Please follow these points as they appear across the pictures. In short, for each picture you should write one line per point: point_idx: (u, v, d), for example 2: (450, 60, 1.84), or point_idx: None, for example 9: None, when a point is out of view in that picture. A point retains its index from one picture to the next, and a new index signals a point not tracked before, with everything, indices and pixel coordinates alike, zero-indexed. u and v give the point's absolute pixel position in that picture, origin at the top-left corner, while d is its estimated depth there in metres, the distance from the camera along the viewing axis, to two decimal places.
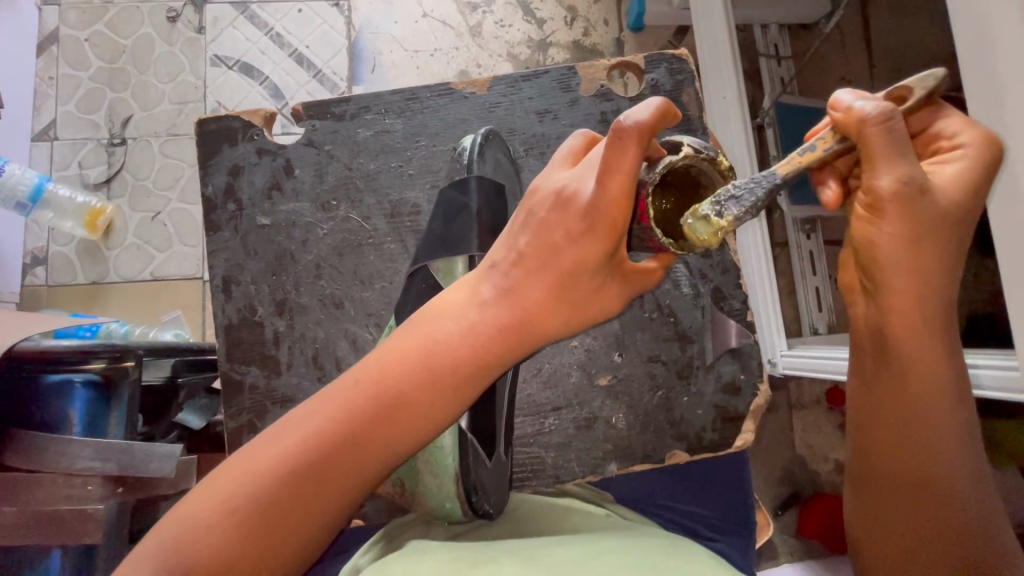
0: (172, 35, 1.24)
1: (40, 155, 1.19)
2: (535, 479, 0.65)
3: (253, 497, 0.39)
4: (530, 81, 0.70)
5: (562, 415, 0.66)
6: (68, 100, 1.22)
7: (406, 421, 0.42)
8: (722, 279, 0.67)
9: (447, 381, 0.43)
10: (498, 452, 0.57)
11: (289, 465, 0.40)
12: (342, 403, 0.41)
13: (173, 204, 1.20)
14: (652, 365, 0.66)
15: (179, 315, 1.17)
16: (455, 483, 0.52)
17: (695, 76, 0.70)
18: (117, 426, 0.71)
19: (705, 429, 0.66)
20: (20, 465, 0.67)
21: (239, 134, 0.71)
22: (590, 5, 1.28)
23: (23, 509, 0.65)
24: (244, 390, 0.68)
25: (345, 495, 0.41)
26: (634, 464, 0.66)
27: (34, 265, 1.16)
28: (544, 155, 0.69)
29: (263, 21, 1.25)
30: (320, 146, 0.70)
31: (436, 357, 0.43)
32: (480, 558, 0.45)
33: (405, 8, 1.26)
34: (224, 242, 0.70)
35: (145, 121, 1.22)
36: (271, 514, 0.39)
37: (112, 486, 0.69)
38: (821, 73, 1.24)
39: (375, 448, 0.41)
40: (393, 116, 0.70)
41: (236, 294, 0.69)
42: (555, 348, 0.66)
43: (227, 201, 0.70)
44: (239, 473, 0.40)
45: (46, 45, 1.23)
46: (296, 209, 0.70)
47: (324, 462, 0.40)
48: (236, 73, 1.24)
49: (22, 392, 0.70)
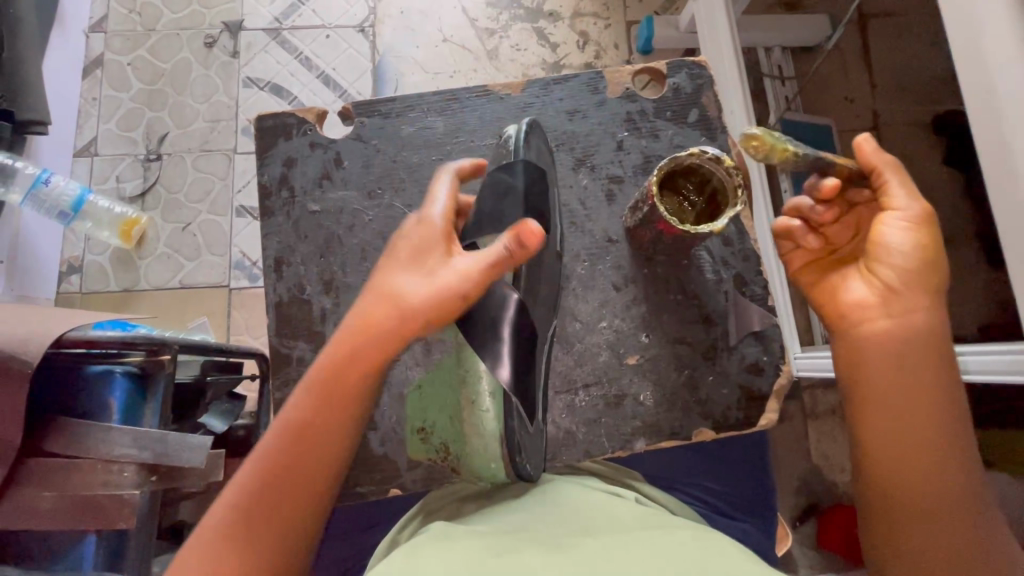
0: (208, 58, 1.32)
1: (81, 170, 1.26)
2: (564, 453, 0.65)
3: (212, 558, 0.42)
4: (560, 83, 0.72)
5: (592, 391, 0.66)
6: (110, 119, 1.29)
7: (320, 435, 0.46)
8: (743, 266, 0.68)
9: (351, 381, 0.47)
10: (538, 419, 0.58)
11: (235, 509, 0.44)
12: (274, 437, 0.46)
13: (203, 215, 1.26)
14: (679, 346, 0.66)
15: (204, 321, 1.21)
16: (500, 444, 0.57)
17: (713, 82, 0.72)
18: (152, 416, 0.73)
19: (731, 408, 0.66)
20: (60, 451, 0.70)
21: (293, 129, 0.73)
22: (602, 31, 1.35)
23: (65, 494, 0.68)
24: (292, 362, 0.69)
25: (292, 511, 0.44)
26: (662, 441, 0.66)
27: (70, 272, 1.22)
28: (573, 151, 0.70)
29: (293, 46, 1.34)
30: (367, 141, 0.72)
31: (327, 368, 0.47)
32: (506, 547, 0.46)
33: (427, 33, 1.34)
34: (277, 226, 0.71)
35: (180, 138, 1.29)
36: (244, 547, 0.43)
37: (145, 474, 0.71)
38: (826, 90, 1.29)
39: (303, 460, 0.45)
40: (434, 115, 0.72)
41: (287, 274, 0.70)
42: (585, 327, 0.67)
43: (282, 189, 0.72)
44: (198, 536, 0.43)
45: (92, 68, 1.31)
46: (344, 197, 0.71)
47: (279, 484, 0.45)
48: (266, 93, 1.31)
49: (65, 381, 0.73)
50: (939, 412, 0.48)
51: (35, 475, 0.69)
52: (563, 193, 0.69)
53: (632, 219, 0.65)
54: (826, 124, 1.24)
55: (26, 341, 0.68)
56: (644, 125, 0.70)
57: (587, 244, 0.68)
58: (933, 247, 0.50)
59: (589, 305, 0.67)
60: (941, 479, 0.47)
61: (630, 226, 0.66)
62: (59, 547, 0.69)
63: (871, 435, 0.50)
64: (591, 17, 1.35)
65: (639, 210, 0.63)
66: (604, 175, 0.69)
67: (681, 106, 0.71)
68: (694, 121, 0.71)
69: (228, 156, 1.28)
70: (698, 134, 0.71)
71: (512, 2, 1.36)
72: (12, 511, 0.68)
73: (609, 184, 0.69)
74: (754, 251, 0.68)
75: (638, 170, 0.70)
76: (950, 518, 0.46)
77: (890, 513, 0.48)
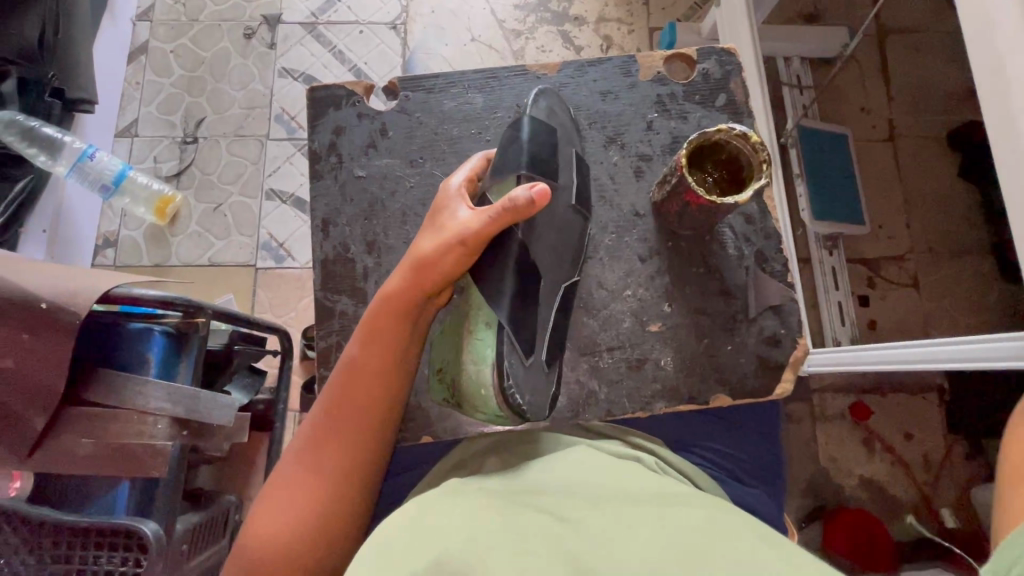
0: (245, 49, 1.38)
1: (121, 150, 1.32)
2: (586, 411, 0.68)
3: (303, 463, 0.56)
4: (595, 66, 0.75)
5: (615, 354, 0.69)
6: (151, 103, 1.35)
7: (369, 365, 0.58)
8: (764, 244, 0.70)
9: (388, 327, 0.59)
10: (537, 355, 0.59)
11: (314, 428, 0.58)
12: (336, 379, 0.60)
13: (233, 197, 1.31)
14: (698, 317, 0.69)
15: (231, 298, 1.25)
16: (493, 370, 0.56)
17: (741, 69, 0.75)
18: (186, 373, 0.78)
19: (749, 376, 0.68)
20: (100, 400, 0.74)
21: (343, 100, 0.77)
22: (624, 36, 1.39)
23: (99, 442, 0.72)
24: (335, 315, 0.73)
25: (354, 425, 0.58)
26: (680, 406, 0.68)
27: (105, 247, 1.27)
28: (606, 130, 0.73)
29: (327, 40, 1.39)
30: (412, 113, 0.76)
31: (370, 316, 0.60)
32: (520, 506, 0.48)
33: (457, 33, 1.39)
34: (326, 188, 0.75)
35: (216, 123, 1.34)
36: (323, 454, 0.56)
37: (178, 428, 0.75)
38: (842, 102, 1.31)
39: (357, 387, 0.58)
40: (475, 91, 0.76)
41: (333, 233, 0.74)
42: (611, 295, 0.69)
43: (330, 154, 0.76)
44: (290, 452, 0.58)
45: (136, 55, 1.38)
46: (388, 164, 0.75)
47: (339, 412, 0.58)
48: (299, 83, 1.37)
49: (108, 335, 0.78)
50: None
51: (75, 422, 0.73)
52: (593, 168, 0.72)
53: (660, 194, 0.68)
54: (842, 132, 1.26)
55: (76, 294, 0.71)
56: (674, 107, 0.74)
57: (614, 217, 0.71)
58: None
59: (614, 274, 0.70)
60: None
61: (657, 201, 0.69)
62: (97, 490, 0.75)
63: None
64: (615, 23, 1.40)
65: (667, 183, 0.65)
66: (633, 153, 0.73)
67: (710, 91, 0.74)
68: (722, 104, 0.74)
69: (260, 141, 1.33)
70: (726, 118, 0.74)
71: (539, 5, 1.40)
72: (53, 453, 0.73)
73: (638, 161, 0.72)
74: (775, 230, 0.70)
75: (665, 149, 0.73)
76: None
77: None
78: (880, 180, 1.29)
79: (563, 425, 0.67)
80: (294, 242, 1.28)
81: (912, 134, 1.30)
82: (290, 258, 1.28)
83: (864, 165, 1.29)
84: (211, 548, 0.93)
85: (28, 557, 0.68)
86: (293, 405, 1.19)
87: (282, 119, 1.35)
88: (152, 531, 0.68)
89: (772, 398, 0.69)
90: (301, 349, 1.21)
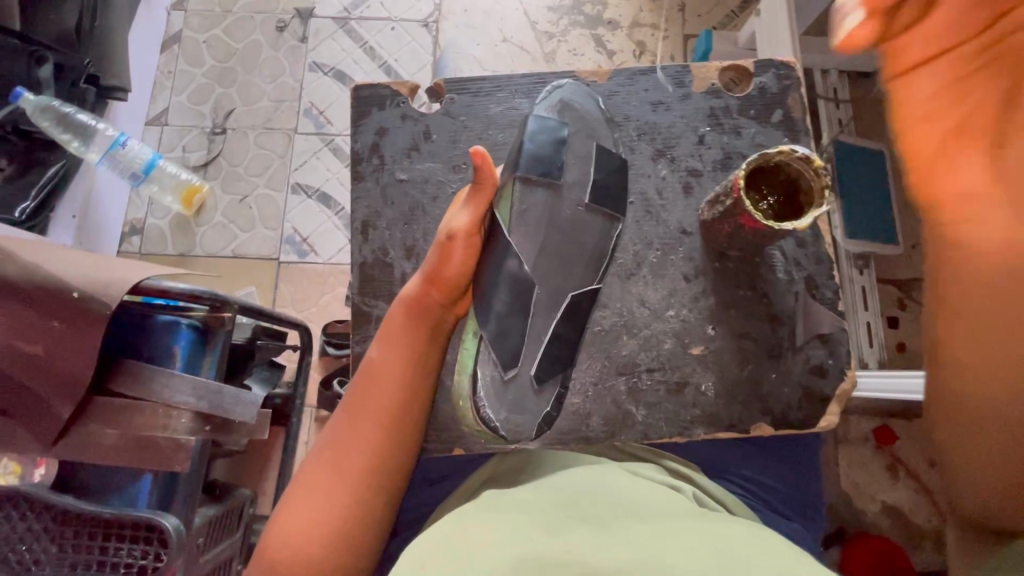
0: (278, 42, 1.38)
1: (151, 138, 1.33)
2: (622, 434, 0.67)
3: (321, 472, 0.53)
4: (646, 75, 0.73)
5: (654, 376, 0.67)
6: (182, 92, 1.36)
7: (386, 369, 0.56)
8: (816, 269, 0.68)
9: (404, 330, 0.58)
10: (521, 375, 0.60)
11: (331, 437, 0.55)
12: (356, 384, 0.57)
13: (260, 189, 1.31)
14: (743, 341, 0.67)
15: (252, 291, 1.25)
16: (469, 387, 0.59)
17: (799, 84, 0.73)
18: (210, 368, 0.77)
19: (792, 407, 0.67)
20: (127, 392, 0.75)
21: (386, 100, 0.76)
22: (659, 42, 1.37)
23: (125, 433, 0.73)
24: (372, 320, 0.72)
25: (373, 431, 0.54)
26: (720, 432, 0.67)
27: (132, 234, 1.28)
28: (654, 142, 0.72)
29: (359, 35, 1.39)
30: (455, 117, 0.75)
31: (387, 321, 0.59)
32: (555, 525, 0.46)
33: (488, 33, 1.37)
34: (366, 190, 0.74)
35: (245, 114, 1.34)
36: (340, 462, 0.53)
37: (200, 423, 0.75)
38: (878, 118, 1.28)
39: (375, 390, 0.55)
40: (522, 96, 0.74)
41: (373, 237, 0.74)
42: (653, 314, 0.68)
43: (372, 156, 0.75)
44: (308, 465, 0.55)
45: (170, 44, 1.38)
46: (430, 169, 0.75)
47: (357, 418, 0.55)
48: (329, 78, 1.36)
49: (137, 326, 0.77)
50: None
51: (102, 412, 0.74)
52: (640, 181, 0.71)
53: (710, 213, 0.66)
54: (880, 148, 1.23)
55: (106, 285, 0.71)
56: (728, 122, 0.72)
57: (660, 233, 0.70)
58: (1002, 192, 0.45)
59: (657, 292, 0.68)
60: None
61: (707, 220, 0.67)
62: (118, 481, 0.74)
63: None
64: (649, 28, 1.38)
65: (719, 204, 0.63)
66: (683, 168, 0.71)
67: (765, 106, 0.72)
68: (777, 121, 0.72)
69: (288, 135, 1.33)
70: (781, 135, 0.72)
71: (572, 8, 1.38)
72: (77, 443, 0.73)
73: (688, 177, 0.71)
74: (827, 255, 0.68)
75: (717, 166, 0.71)
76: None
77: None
78: None
79: (599, 446, 0.66)
80: (318, 237, 1.28)
81: None
82: (314, 254, 1.28)
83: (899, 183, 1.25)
84: (225, 541, 0.93)
85: (49, 545, 0.69)
86: (311, 401, 1.19)
87: (311, 113, 1.35)
88: (173, 525, 0.68)
89: (814, 430, 0.67)
90: (321, 345, 1.21)
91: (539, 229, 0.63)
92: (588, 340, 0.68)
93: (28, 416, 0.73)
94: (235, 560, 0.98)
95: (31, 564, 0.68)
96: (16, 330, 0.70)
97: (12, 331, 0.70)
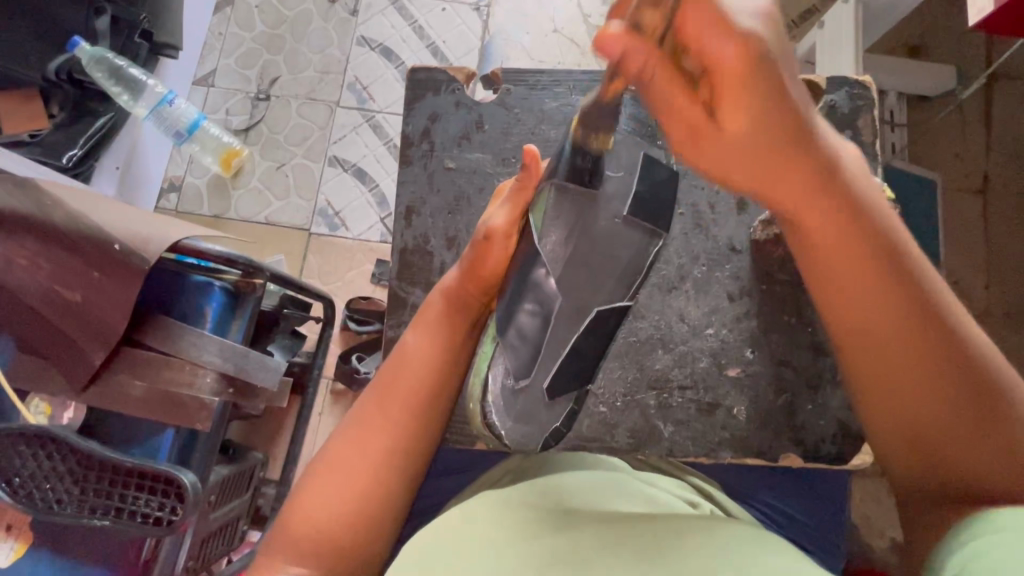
0: (329, 12, 1.38)
1: (198, 97, 1.34)
2: (647, 447, 0.68)
3: (345, 449, 0.51)
4: None
5: (687, 394, 0.68)
6: (230, 55, 1.37)
7: (418, 357, 0.55)
8: None
9: (441, 319, 0.57)
10: (532, 383, 0.55)
11: (359, 414, 0.54)
12: (387, 365, 0.57)
13: (298, 159, 1.31)
14: (782, 368, 0.68)
15: (281, 259, 1.27)
16: (481, 387, 0.58)
17: (872, 104, 0.75)
18: (238, 331, 0.79)
19: (825, 440, 0.67)
20: (154, 346, 0.76)
21: (441, 86, 0.76)
22: None
23: (152, 387, 0.75)
24: (407, 306, 0.72)
25: (403, 415, 0.53)
26: (748, 457, 0.67)
27: (170, 191, 1.30)
28: None
29: (410, 13, 1.38)
30: (509, 109, 0.75)
31: (424, 311, 0.59)
32: (561, 523, 0.44)
33: (539, 22, 1.33)
34: (414, 176, 0.74)
35: (290, 82, 1.35)
36: (365, 439, 0.51)
37: (224, 385, 0.77)
38: (936, 145, 1.19)
39: (409, 376, 0.54)
40: (579, 94, 0.74)
41: (415, 224, 0.74)
42: (691, 330, 0.69)
43: (422, 141, 0.75)
44: (329, 440, 0.53)
45: (223, 6, 1.39)
46: (478, 159, 0.74)
47: (387, 400, 0.53)
48: (376, 54, 1.36)
49: (169, 285, 0.79)
50: (889, 268, 0.45)
51: (131, 363, 0.76)
52: (693, 193, 0.72)
53: (764, 233, 0.69)
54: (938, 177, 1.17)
55: (147, 241, 0.72)
56: None
57: (708, 248, 0.71)
58: (809, 155, 0.41)
59: (698, 309, 0.70)
60: (892, 315, 0.45)
61: (759, 240, 0.69)
62: (143, 434, 0.77)
63: (852, 294, 0.46)
64: None
65: None
66: None
67: (835, 125, 0.75)
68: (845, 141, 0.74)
69: (330, 108, 1.33)
70: None
71: None
72: (106, 392, 0.75)
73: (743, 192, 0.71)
74: None
75: None
76: (932, 352, 0.44)
77: (905, 359, 0.45)
78: (964, 237, 1.17)
79: (622, 457, 0.68)
80: (350, 213, 1.29)
81: (1007, 191, 1.17)
82: (345, 228, 1.28)
83: (949, 217, 1.17)
84: (234, 501, 0.95)
85: (73, 487, 0.71)
86: (328, 373, 1.21)
87: (355, 88, 1.34)
88: (189, 481, 0.70)
89: (845, 466, 0.67)
90: (344, 320, 1.23)
91: (568, 240, 0.53)
92: (622, 350, 0.69)
93: (62, 359, 0.75)
94: (242, 520, 1.00)
95: (54, 503, 0.71)
96: (58, 276, 0.72)
97: (54, 276, 0.72)
